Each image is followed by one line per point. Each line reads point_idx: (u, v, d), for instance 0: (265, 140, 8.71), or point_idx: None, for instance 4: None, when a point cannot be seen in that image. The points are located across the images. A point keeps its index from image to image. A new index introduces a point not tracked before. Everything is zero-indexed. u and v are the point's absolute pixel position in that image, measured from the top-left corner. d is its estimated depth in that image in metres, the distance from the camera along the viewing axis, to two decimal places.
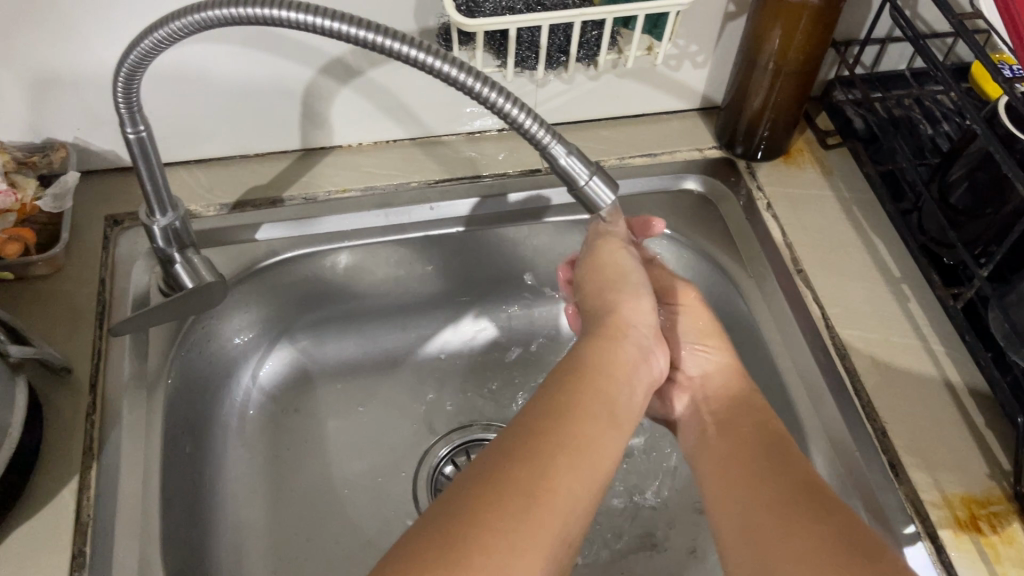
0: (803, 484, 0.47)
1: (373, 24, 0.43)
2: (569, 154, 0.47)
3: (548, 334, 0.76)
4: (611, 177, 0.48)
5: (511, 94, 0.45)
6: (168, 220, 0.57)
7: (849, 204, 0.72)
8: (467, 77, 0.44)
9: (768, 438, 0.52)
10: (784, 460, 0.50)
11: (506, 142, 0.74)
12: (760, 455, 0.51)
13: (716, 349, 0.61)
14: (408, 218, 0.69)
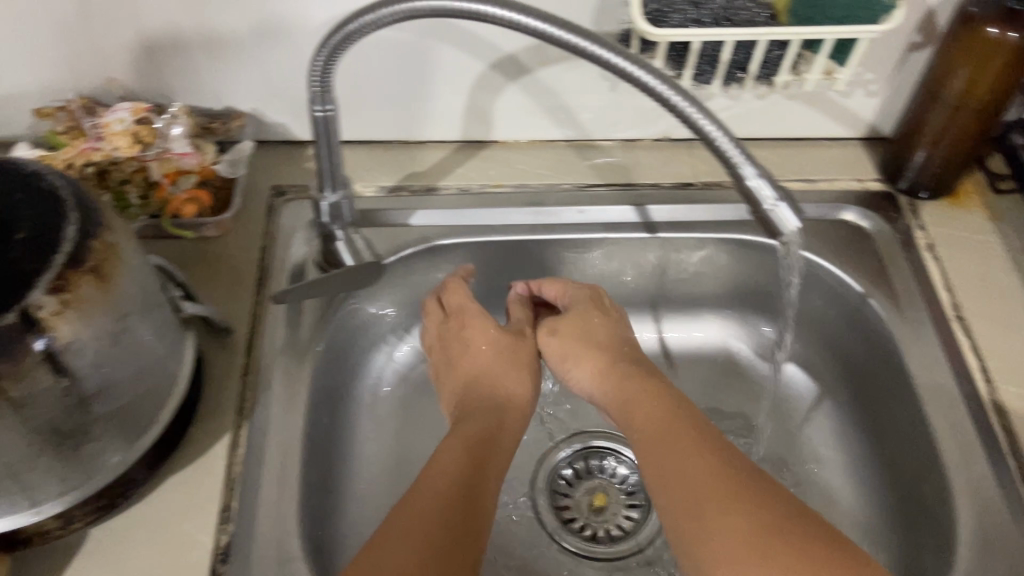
0: (735, 462, 0.50)
1: (576, 27, 0.43)
2: (759, 175, 0.45)
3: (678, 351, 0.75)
4: (798, 205, 0.46)
5: (703, 107, 0.45)
6: (336, 197, 0.58)
7: (1017, 254, 0.68)
8: (662, 85, 0.44)
9: (671, 416, 0.54)
10: (680, 437, 0.52)
11: (661, 153, 0.73)
12: (675, 429, 0.53)
13: (605, 336, 0.63)
14: (557, 219, 0.69)
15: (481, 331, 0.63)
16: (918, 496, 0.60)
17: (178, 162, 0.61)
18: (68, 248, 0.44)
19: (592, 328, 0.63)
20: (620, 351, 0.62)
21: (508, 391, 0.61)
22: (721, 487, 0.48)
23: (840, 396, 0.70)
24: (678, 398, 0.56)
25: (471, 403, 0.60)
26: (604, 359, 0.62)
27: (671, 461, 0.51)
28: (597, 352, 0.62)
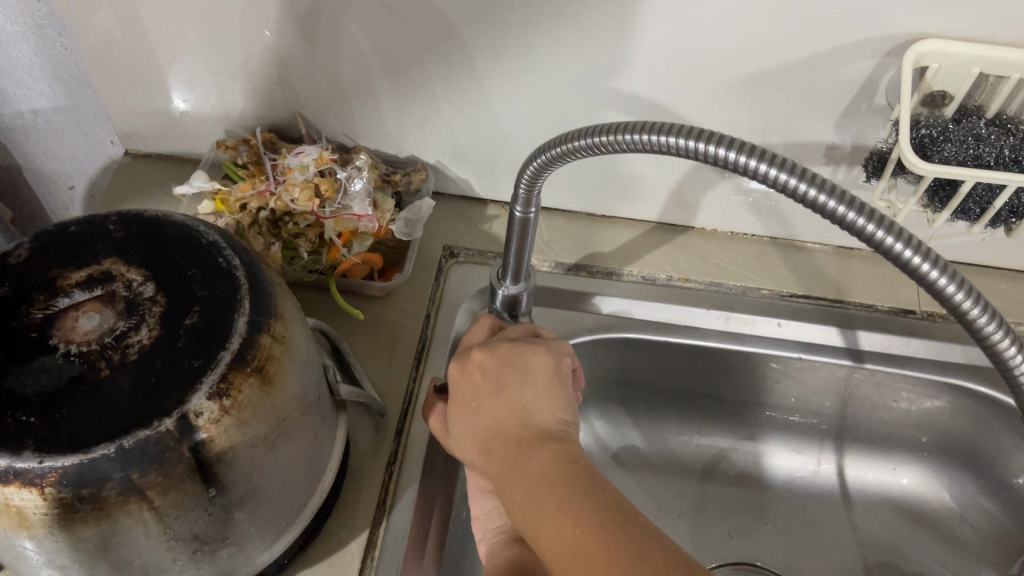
0: (567, 498, 0.38)
1: (862, 204, 0.38)
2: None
3: (857, 490, 0.66)
4: None
5: (985, 302, 0.41)
6: (516, 289, 0.53)
7: None
8: (947, 281, 0.39)
9: (522, 466, 0.41)
10: (517, 499, 0.39)
11: (879, 269, 0.64)
12: (513, 486, 0.40)
13: (510, 370, 0.46)
14: (750, 328, 0.61)
15: (460, 396, 0.46)
16: None
17: (355, 222, 0.57)
18: (235, 345, 0.41)
19: (483, 382, 0.46)
20: (524, 410, 0.44)
21: (475, 445, 0.45)
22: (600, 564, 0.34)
23: None
24: (520, 441, 0.42)
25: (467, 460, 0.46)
26: (517, 404, 0.44)
27: (533, 516, 0.38)
28: (472, 426, 0.45)
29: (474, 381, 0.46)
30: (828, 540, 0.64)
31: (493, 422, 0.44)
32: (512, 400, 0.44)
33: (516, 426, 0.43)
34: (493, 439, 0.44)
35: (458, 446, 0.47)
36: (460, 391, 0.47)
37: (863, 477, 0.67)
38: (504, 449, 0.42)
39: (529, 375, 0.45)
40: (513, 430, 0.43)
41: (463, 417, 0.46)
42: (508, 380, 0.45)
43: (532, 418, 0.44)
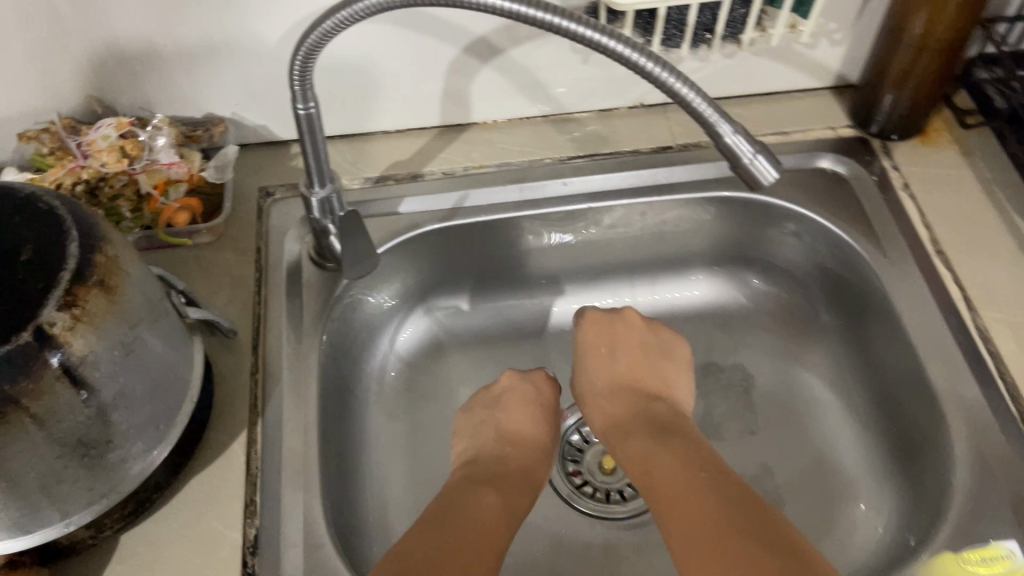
0: (685, 446, 0.56)
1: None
2: (734, 132, 0.46)
3: (672, 313, 0.76)
4: (776, 156, 0.46)
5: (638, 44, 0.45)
6: (325, 192, 0.60)
7: (989, 185, 0.69)
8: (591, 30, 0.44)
9: (651, 415, 0.60)
10: (648, 442, 0.57)
11: (637, 121, 0.74)
12: (643, 439, 0.58)
13: (652, 360, 0.65)
14: (543, 192, 0.70)
15: (608, 358, 0.65)
16: (914, 426, 0.63)
17: (166, 172, 0.62)
18: (73, 264, 0.45)
19: (626, 351, 0.65)
20: (655, 381, 0.64)
21: (607, 389, 0.64)
22: (685, 473, 0.53)
23: (829, 342, 0.72)
24: (649, 397, 0.63)
25: (600, 397, 0.64)
26: (657, 376, 0.64)
27: (639, 452, 0.57)
28: (606, 369, 0.65)
29: (618, 357, 0.65)
30: None
31: (629, 376, 0.64)
32: (652, 373, 0.65)
33: (650, 389, 0.63)
34: (623, 388, 0.63)
35: (586, 389, 0.65)
36: (598, 352, 0.66)
37: (677, 300, 0.77)
38: (630, 400, 0.62)
39: (660, 362, 0.66)
40: (644, 387, 0.63)
41: (598, 370, 0.65)
42: (654, 359, 0.66)
43: (663, 387, 0.64)
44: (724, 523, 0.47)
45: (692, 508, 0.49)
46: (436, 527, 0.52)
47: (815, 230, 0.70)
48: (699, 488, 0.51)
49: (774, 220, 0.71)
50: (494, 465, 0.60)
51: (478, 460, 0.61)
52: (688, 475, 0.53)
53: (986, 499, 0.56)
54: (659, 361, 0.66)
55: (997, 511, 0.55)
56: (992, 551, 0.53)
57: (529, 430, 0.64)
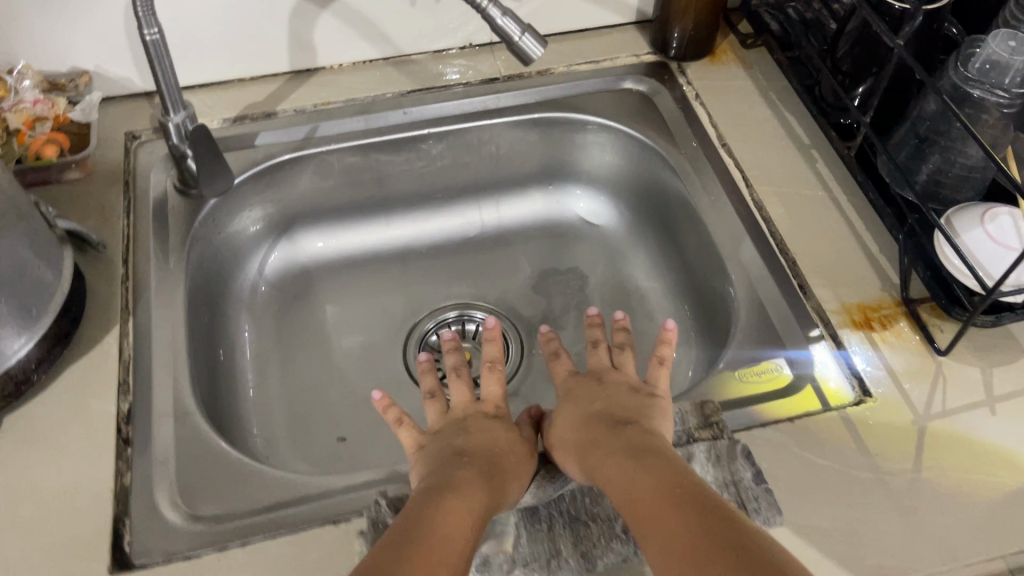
0: (665, 463, 0.51)
1: None
2: (503, 16, 0.55)
3: (515, 225, 0.86)
4: (540, 36, 0.57)
5: None
6: (180, 118, 0.67)
7: (766, 90, 0.80)
8: None
9: (628, 436, 0.55)
10: (626, 463, 0.52)
11: (467, 59, 0.84)
12: (618, 460, 0.53)
13: (632, 401, 0.60)
14: (385, 122, 0.79)
15: (583, 403, 0.61)
16: (712, 290, 0.73)
17: (32, 110, 0.69)
18: None
19: (603, 399, 0.61)
20: (636, 413, 0.59)
21: (580, 424, 0.59)
22: (665, 480, 0.49)
23: (647, 238, 0.82)
24: (625, 424, 0.58)
25: (577, 428, 0.59)
26: (640, 409, 0.59)
27: (621, 475, 0.51)
28: (582, 412, 0.60)
29: (592, 403, 0.61)
30: (505, 269, 0.85)
31: (604, 413, 0.60)
32: (630, 406, 0.60)
33: (628, 417, 0.58)
34: (600, 421, 0.58)
35: (559, 428, 0.60)
36: (579, 406, 0.61)
37: (519, 216, 0.86)
38: (605, 429, 0.57)
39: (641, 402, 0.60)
40: (621, 418, 0.59)
41: (574, 414, 0.61)
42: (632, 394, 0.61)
43: (641, 414, 0.59)
44: (713, 525, 0.44)
45: (675, 535, 0.44)
46: (397, 542, 0.45)
47: (621, 140, 0.80)
48: (680, 511, 0.46)
49: (585, 132, 0.81)
50: (457, 471, 0.54)
51: (437, 472, 0.54)
52: (667, 494, 0.48)
53: (757, 335, 0.66)
54: (643, 399, 0.61)
55: (766, 339, 0.65)
56: (766, 367, 0.63)
57: (490, 442, 0.58)
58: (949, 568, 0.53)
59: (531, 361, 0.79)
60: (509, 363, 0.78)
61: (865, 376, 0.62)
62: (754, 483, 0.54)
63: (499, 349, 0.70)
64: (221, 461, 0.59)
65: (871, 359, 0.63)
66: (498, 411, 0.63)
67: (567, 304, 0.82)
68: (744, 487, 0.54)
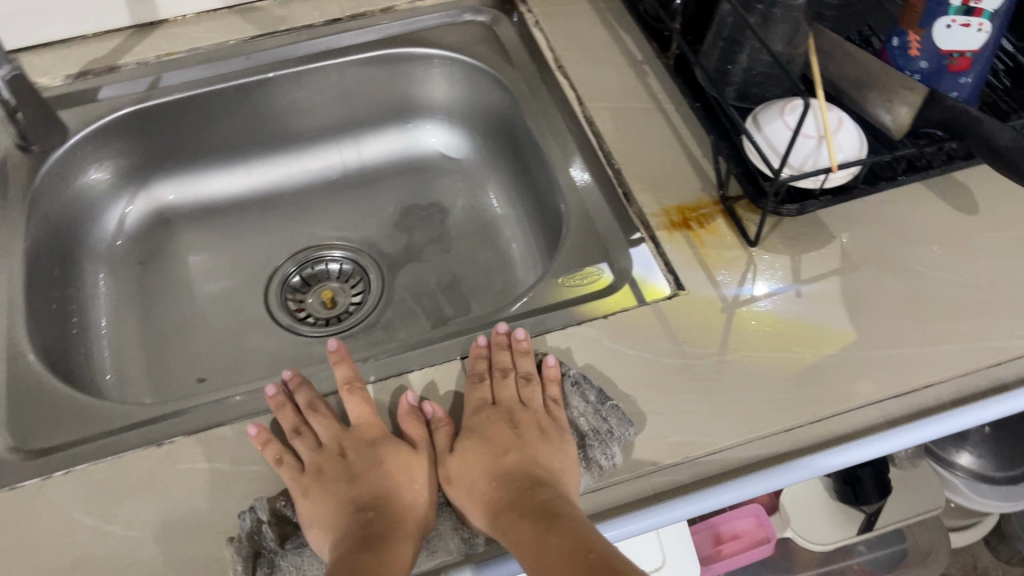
0: (576, 525, 0.49)
1: None
2: None
3: (376, 164, 0.87)
4: None
5: None
6: (5, 71, 0.67)
7: (604, 13, 0.82)
8: None
9: (535, 492, 0.53)
10: (537, 522, 0.50)
11: (312, 3, 0.84)
12: (530, 518, 0.51)
13: (534, 443, 0.58)
14: (228, 68, 0.80)
15: (485, 449, 0.58)
16: (554, 209, 0.75)
17: None
18: None
19: (504, 441, 0.58)
20: (542, 460, 0.56)
21: (483, 469, 0.56)
22: (575, 550, 0.47)
23: (501, 168, 0.84)
24: (533, 476, 0.55)
25: (481, 474, 0.56)
26: (540, 452, 0.57)
27: (531, 535, 0.49)
28: (485, 457, 0.57)
29: (492, 449, 0.58)
30: (367, 209, 0.86)
31: (510, 465, 0.57)
32: (529, 453, 0.57)
33: (533, 466, 0.56)
34: (505, 476, 0.56)
35: (462, 471, 0.57)
36: (476, 447, 0.58)
37: (379, 156, 0.87)
38: (515, 485, 0.55)
39: (545, 444, 0.57)
40: (526, 466, 0.56)
41: (477, 459, 0.57)
42: (539, 440, 0.58)
43: (543, 460, 0.56)
44: None
45: None
46: None
47: (466, 70, 0.82)
48: None
49: (431, 65, 0.82)
50: (365, 535, 0.51)
51: (348, 539, 0.52)
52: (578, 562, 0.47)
53: (581, 248, 0.68)
54: (543, 437, 0.58)
55: (592, 249, 0.68)
56: (588, 272, 0.66)
57: (389, 493, 0.55)
58: (747, 438, 0.55)
59: (393, 293, 0.80)
60: (371, 296, 0.80)
61: (679, 272, 0.64)
62: (600, 403, 0.57)
63: (355, 367, 0.61)
64: (54, 399, 0.60)
65: (687, 256, 0.64)
66: (372, 440, 0.58)
67: (427, 237, 0.83)
68: (600, 409, 0.56)
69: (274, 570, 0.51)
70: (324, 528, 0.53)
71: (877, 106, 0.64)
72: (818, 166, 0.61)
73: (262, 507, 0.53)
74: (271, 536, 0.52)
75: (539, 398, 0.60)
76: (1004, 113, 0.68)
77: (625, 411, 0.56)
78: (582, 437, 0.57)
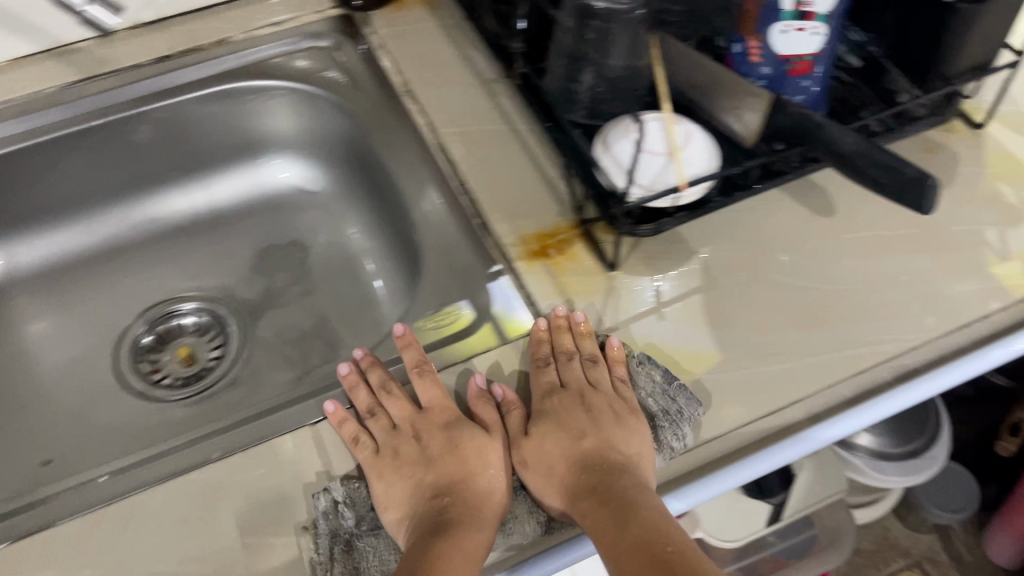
0: (652, 517, 0.48)
1: None
2: None
3: (227, 205, 0.82)
4: None
5: None
6: None
7: (451, 29, 0.78)
8: None
9: (611, 476, 0.51)
10: (608, 513, 0.49)
11: (138, 40, 0.78)
12: (601, 506, 0.50)
13: (612, 419, 0.55)
14: (47, 119, 0.73)
15: (558, 425, 0.55)
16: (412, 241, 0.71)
17: None
18: None
19: (577, 422, 0.55)
20: (611, 440, 0.54)
21: (563, 449, 0.54)
22: (652, 547, 0.47)
23: (359, 199, 0.80)
24: (601, 455, 0.53)
25: (573, 446, 0.54)
26: (619, 428, 0.54)
27: (607, 527, 0.48)
28: (560, 437, 0.55)
29: (572, 429, 0.55)
30: (222, 253, 0.81)
31: (584, 442, 0.54)
32: (601, 434, 0.54)
33: (620, 437, 0.54)
34: (582, 454, 0.54)
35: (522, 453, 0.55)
36: (550, 427, 0.55)
37: (231, 196, 0.82)
38: (594, 463, 0.53)
39: (618, 421, 0.55)
40: (599, 443, 0.54)
41: (554, 439, 0.54)
42: (598, 419, 0.55)
43: (610, 442, 0.54)
44: None
45: None
46: None
47: (311, 101, 0.78)
48: None
49: (273, 97, 0.78)
50: (461, 521, 0.50)
51: (424, 529, 0.50)
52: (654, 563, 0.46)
53: (439, 287, 0.66)
54: (625, 411, 0.55)
55: (450, 283, 0.65)
56: (448, 311, 0.64)
57: (485, 481, 0.53)
58: None
59: (254, 344, 0.75)
60: (231, 349, 0.75)
61: (541, 304, 0.61)
62: (667, 382, 0.56)
63: (422, 351, 0.60)
64: None
65: (548, 287, 0.62)
66: (444, 419, 0.56)
67: (289, 279, 0.79)
68: (658, 391, 0.56)
69: (352, 550, 0.51)
70: (400, 512, 0.52)
71: (726, 112, 0.62)
72: (667, 185, 0.59)
73: (338, 488, 0.52)
74: (347, 518, 0.51)
75: (607, 378, 0.57)
76: (854, 108, 0.67)
77: (693, 392, 0.55)
78: (652, 418, 0.55)
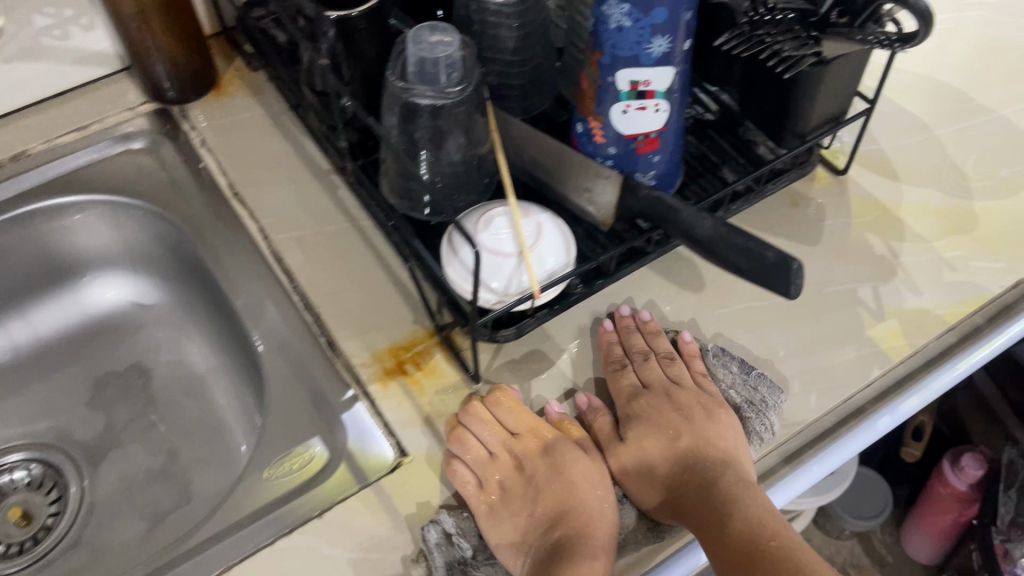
0: (755, 518, 0.48)
1: None
2: None
3: (52, 338, 0.73)
4: None
5: None
6: None
7: (279, 116, 0.71)
8: None
9: (711, 477, 0.51)
10: (713, 521, 0.48)
11: None
12: (701, 513, 0.49)
13: (705, 416, 0.54)
14: None
15: (652, 428, 0.54)
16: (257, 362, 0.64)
17: None
18: None
19: (671, 423, 0.54)
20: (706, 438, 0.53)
21: (662, 454, 0.53)
22: (757, 547, 0.47)
23: (201, 312, 0.73)
24: (709, 449, 0.52)
25: (669, 449, 0.53)
26: (723, 423, 0.53)
27: (715, 535, 0.48)
28: (655, 440, 0.54)
29: (663, 431, 0.54)
30: (52, 390, 0.72)
31: (682, 441, 0.53)
32: (694, 430, 0.54)
33: (712, 437, 0.53)
34: (681, 454, 0.53)
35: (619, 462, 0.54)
36: (641, 432, 0.54)
37: (55, 326, 0.73)
38: (690, 463, 0.52)
39: (714, 418, 0.54)
40: (692, 444, 0.53)
41: (649, 443, 0.54)
42: (694, 418, 0.54)
43: (715, 437, 0.53)
44: None
45: None
46: None
47: (132, 213, 0.70)
48: None
49: (87, 213, 0.70)
50: (571, 546, 0.48)
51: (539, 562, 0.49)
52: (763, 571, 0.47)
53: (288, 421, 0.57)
54: (722, 405, 0.55)
55: (304, 418, 0.57)
56: (298, 454, 0.55)
57: (600, 490, 0.51)
58: None
59: (96, 494, 0.66)
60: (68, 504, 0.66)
61: (401, 435, 0.54)
62: (745, 372, 0.56)
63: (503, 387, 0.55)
64: None
65: (408, 412, 0.55)
66: (543, 441, 0.53)
67: (129, 413, 0.70)
68: (738, 381, 0.56)
69: None
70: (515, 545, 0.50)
71: (578, 196, 0.57)
72: (523, 288, 0.54)
73: (446, 518, 0.49)
74: (463, 548, 0.49)
75: (685, 375, 0.57)
76: (713, 167, 0.63)
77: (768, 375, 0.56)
78: (736, 408, 0.55)
